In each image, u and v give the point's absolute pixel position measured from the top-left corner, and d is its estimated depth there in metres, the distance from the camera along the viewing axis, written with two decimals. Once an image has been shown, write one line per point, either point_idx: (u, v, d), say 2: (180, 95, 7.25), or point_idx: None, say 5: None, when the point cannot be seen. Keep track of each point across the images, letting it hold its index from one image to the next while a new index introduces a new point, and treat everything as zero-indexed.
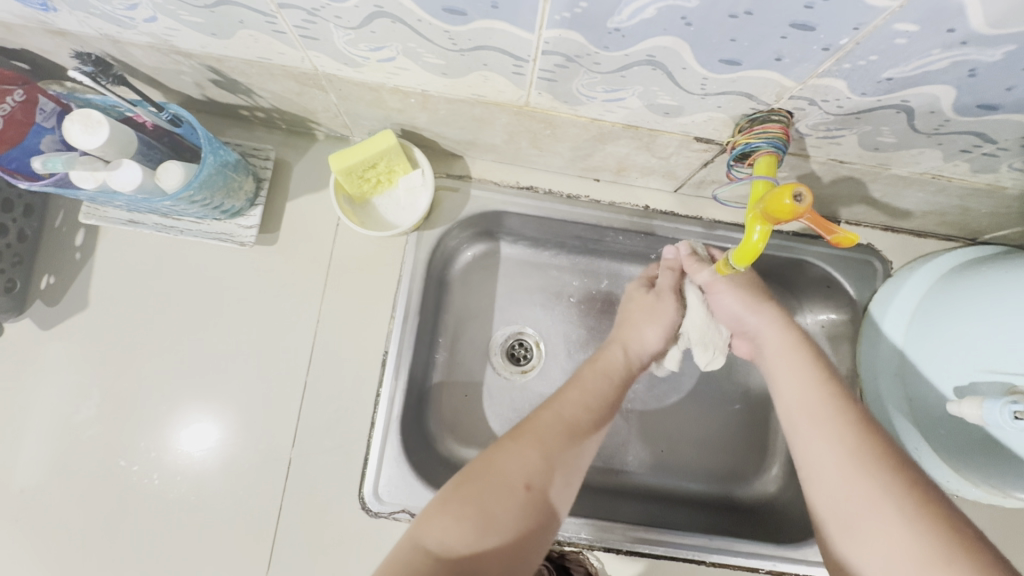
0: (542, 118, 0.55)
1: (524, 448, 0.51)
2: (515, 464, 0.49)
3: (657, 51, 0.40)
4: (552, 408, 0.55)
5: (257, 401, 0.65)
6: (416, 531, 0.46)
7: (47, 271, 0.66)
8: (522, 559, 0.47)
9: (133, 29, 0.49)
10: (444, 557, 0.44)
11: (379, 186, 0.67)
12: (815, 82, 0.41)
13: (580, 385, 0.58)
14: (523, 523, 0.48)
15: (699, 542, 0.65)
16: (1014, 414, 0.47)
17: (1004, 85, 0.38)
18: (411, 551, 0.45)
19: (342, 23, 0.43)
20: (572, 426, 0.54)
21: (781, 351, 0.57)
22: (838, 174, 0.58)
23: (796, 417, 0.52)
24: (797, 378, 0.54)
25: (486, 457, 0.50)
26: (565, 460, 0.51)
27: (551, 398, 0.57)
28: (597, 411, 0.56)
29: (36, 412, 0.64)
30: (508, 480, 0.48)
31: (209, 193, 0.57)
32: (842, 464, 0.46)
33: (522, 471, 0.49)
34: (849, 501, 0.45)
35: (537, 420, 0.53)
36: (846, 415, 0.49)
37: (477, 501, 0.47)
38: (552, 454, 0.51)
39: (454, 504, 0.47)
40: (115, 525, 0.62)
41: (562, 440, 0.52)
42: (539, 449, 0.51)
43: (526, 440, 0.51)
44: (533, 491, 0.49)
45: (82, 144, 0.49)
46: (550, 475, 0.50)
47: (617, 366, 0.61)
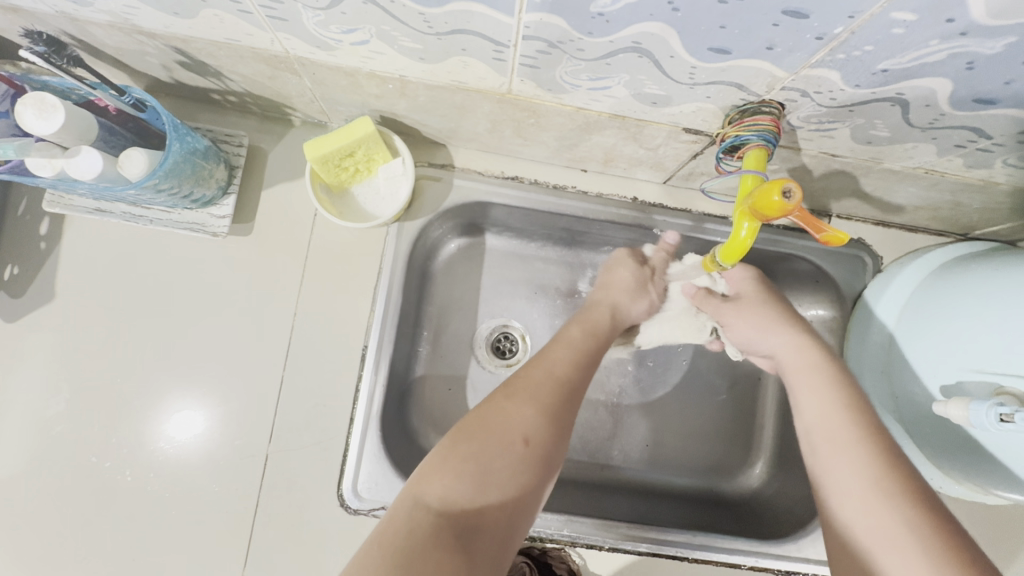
0: (526, 106, 0.53)
1: (520, 404, 0.49)
2: (513, 418, 0.48)
3: (643, 38, 0.38)
4: (544, 365, 0.53)
5: (233, 397, 0.63)
6: (414, 489, 0.44)
7: (11, 262, 0.64)
8: (521, 517, 0.46)
9: (90, 6, 0.46)
10: (445, 513, 0.42)
11: (358, 175, 0.64)
12: (808, 72, 0.39)
13: (566, 343, 0.57)
14: (522, 478, 0.46)
15: (683, 538, 0.65)
16: (1000, 417, 0.46)
17: (1003, 79, 0.37)
18: (410, 507, 0.42)
19: (310, 3, 0.40)
20: (562, 381, 0.52)
21: (801, 369, 0.55)
22: (829, 168, 0.56)
23: (818, 440, 0.49)
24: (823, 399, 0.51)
25: (484, 412, 0.49)
26: (560, 416, 0.50)
27: (542, 353, 0.55)
28: (583, 366, 0.55)
29: (4, 407, 0.62)
30: (505, 433, 0.47)
31: (177, 181, 0.54)
32: (858, 489, 0.44)
33: (522, 425, 0.48)
34: (870, 527, 0.42)
35: (530, 375, 0.52)
36: (868, 439, 0.47)
37: (475, 457, 0.45)
38: (549, 409, 0.50)
39: (453, 460, 0.45)
40: (87, 522, 0.60)
41: (555, 394, 0.51)
42: (535, 404, 0.50)
43: (521, 395, 0.50)
44: (531, 446, 0.47)
45: (35, 130, 0.46)
46: (548, 429, 0.49)
47: (600, 325, 0.61)
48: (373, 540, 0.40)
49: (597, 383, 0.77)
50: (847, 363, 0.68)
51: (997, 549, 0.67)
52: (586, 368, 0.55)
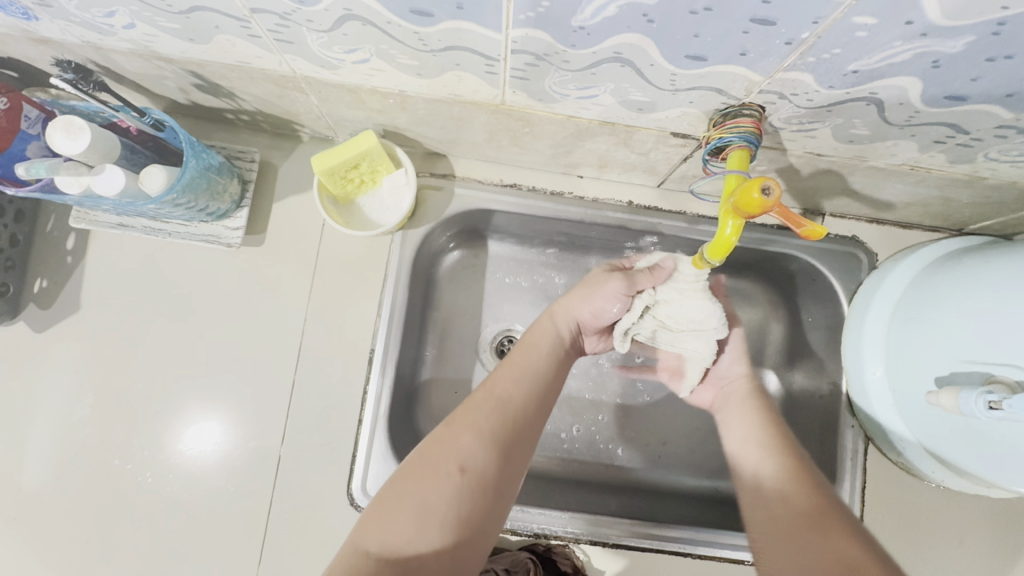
0: (519, 116, 0.56)
1: (455, 433, 0.48)
2: (449, 449, 0.47)
3: (624, 48, 0.41)
4: (485, 390, 0.53)
5: (248, 403, 0.66)
6: (354, 536, 0.43)
7: (39, 275, 0.67)
8: (468, 546, 0.44)
9: (114, 35, 0.50)
10: (384, 556, 0.41)
11: (363, 186, 0.67)
12: (782, 76, 0.41)
13: (512, 364, 0.56)
14: (464, 508, 0.44)
15: (687, 534, 0.66)
16: (988, 404, 0.46)
17: (969, 76, 0.38)
18: (350, 557, 0.41)
19: (314, 27, 0.44)
20: (508, 403, 0.52)
21: (741, 400, 0.61)
22: (816, 167, 0.58)
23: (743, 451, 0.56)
24: (752, 425, 0.57)
25: (422, 448, 0.48)
26: (505, 441, 0.49)
27: (488, 380, 0.55)
28: (536, 385, 0.55)
29: (36, 413, 0.65)
30: (440, 464, 0.46)
31: (193, 196, 0.58)
32: (797, 487, 0.49)
33: (459, 454, 0.47)
34: (813, 513, 0.46)
35: (470, 405, 0.51)
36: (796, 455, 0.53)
37: (412, 495, 0.44)
38: (489, 435, 0.49)
39: (391, 501, 0.44)
40: (109, 524, 0.63)
41: (496, 421, 0.50)
42: (474, 433, 0.48)
43: (458, 425, 0.49)
44: (469, 474, 0.46)
45: (64, 151, 0.49)
46: (488, 457, 0.47)
47: (546, 338, 0.60)
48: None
49: (600, 384, 0.78)
50: (845, 358, 0.69)
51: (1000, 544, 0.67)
52: (531, 393, 0.54)
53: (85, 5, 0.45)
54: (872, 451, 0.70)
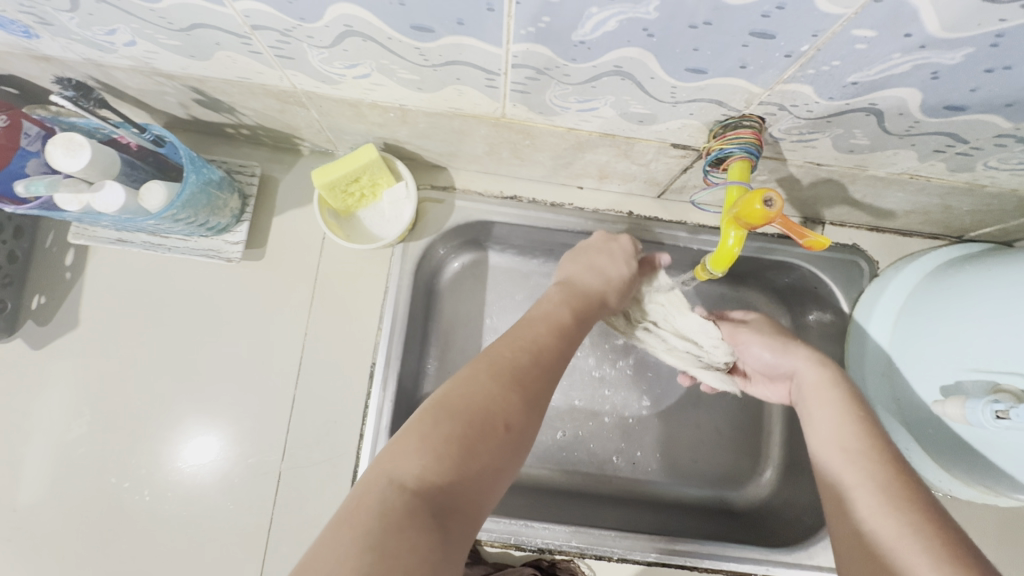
0: (520, 129, 0.56)
1: (501, 384, 0.44)
2: (494, 400, 0.43)
3: (624, 62, 0.41)
4: (526, 346, 0.49)
5: (248, 417, 0.66)
6: (387, 465, 0.37)
7: (38, 292, 0.67)
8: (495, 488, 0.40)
9: (114, 53, 0.50)
10: (422, 492, 0.36)
11: (364, 199, 0.67)
12: (782, 88, 0.42)
13: (548, 324, 0.53)
14: (500, 463, 0.41)
15: (693, 547, 0.65)
16: (996, 413, 0.46)
17: (968, 87, 0.38)
18: (382, 488, 0.36)
19: (315, 43, 0.44)
20: (542, 365, 0.48)
21: (818, 388, 0.56)
22: (816, 176, 0.58)
23: (834, 443, 0.51)
24: (835, 417, 0.52)
25: (464, 388, 0.43)
26: (538, 401, 0.46)
27: (523, 334, 0.51)
28: (562, 341, 0.52)
29: (32, 430, 0.64)
30: (485, 414, 0.41)
31: (193, 212, 0.57)
32: (876, 499, 0.44)
33: (504, 407, 0.43)
34: (852, 494, 0.46)
35: (509, 357, 0.47)
36: (884, 456, 0.48)
37: (459, 436, 0.39)
38: (530, 395, 0.45)
39: (433, 436, 0.39)
40: (109, 543, 0.62)
41: (535, 379, 0.46)
42: (516, 387, 0.45)
43: (503, 376, 0.45)
44: (511, 432, 0.42)
45: (64, 167, 0.49)
46: (527, 415, 0.44)
47: (580, 302, 0.57)
48: (337, 519, 0.34)
49: (604, 396, 0.77)
50: (849, 366, 0.69)
51: (1006, 553, 0.67)
52: (559, 355, 0.51)
53: (86, 24, 0.46)
54: None
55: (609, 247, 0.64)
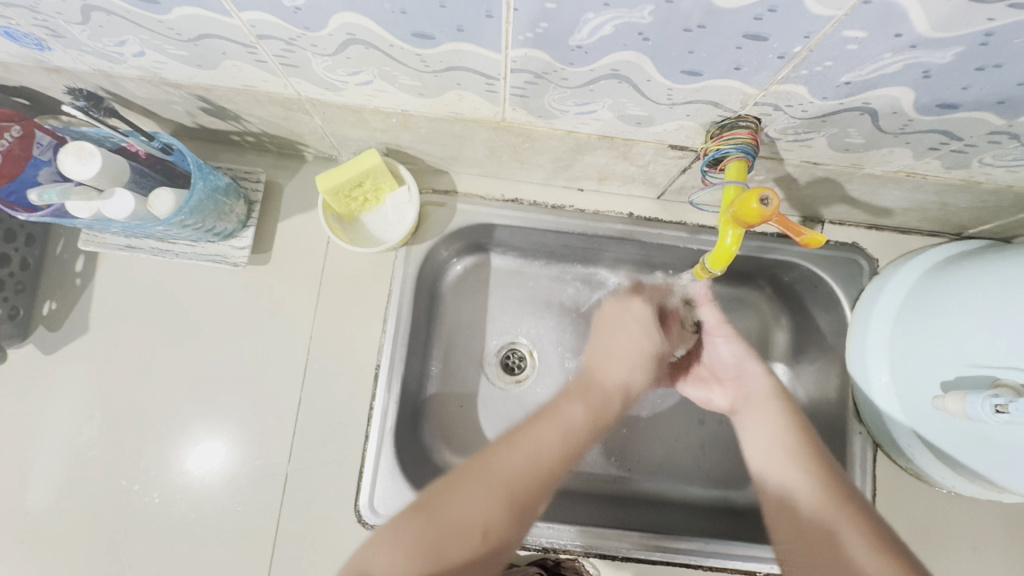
0: (520, 132, 0.57)
1: (477, 488, 0.47)
2: (466, 508, 0.46)
3: (621, 65, 0.42)
4: (521, 445, 0.50)
5: (255, 420, 0.66)
6: (364, 561, 0.45)
7: (48, 298, 0.68)
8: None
9: (123, 63, 0.52)
10: None
11: (367, 204, 0.68)
12: (776, 88, 0.42)
13: (559, 418, 0.53)
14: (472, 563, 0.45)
15: (696, 545, 0.65)
16: (995, 408, 0.46)
17: (960, 85, 0.39)
18: None
19: (318, 51, 0.45)
20: (536, 465, 0.50)
21: (762, 401, 0.61)
22: (814, 175, 0.58)
23: (772, 453, 0.56)
24: (774, 430, 0.58)
25: (439, 493, 0.47)
26: (526, 502, 0.48)
27: (525, 429, 0.52)
28: (571, 445, 0.52)
29: (42, 434, 0.65)
30: (457, 524, 0.45)
31: (201, 218, 0.59)
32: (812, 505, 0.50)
33: (475, 514, 0.46)
34: (841, 534, 0.47)
35: (495, 456, 0.50)
36: (818, 464, 0.53)
37: (428, 542, 0.44)
38: (513, 499, 0.47)
39: (404, 538, 0.45)
40: (119, 545, 0.63)
41: (524, 480, 0.48)
42: (495, 492, 0.47)
43: (483, 480, 0.48)
44: (486, 537, 0.46)
45: (75, 175, 0.50)
46: (506, 518, 0.47)
47: (598, 398, 0.57)
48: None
49: None
50: (850, 363, 0.69)
51: (1010, 549, 0.67)
52: (567, 451, 0.52)
53: (97, 35, 0.47)
54: (880, 457, 0.70)
55: (622, 320, 0.65)
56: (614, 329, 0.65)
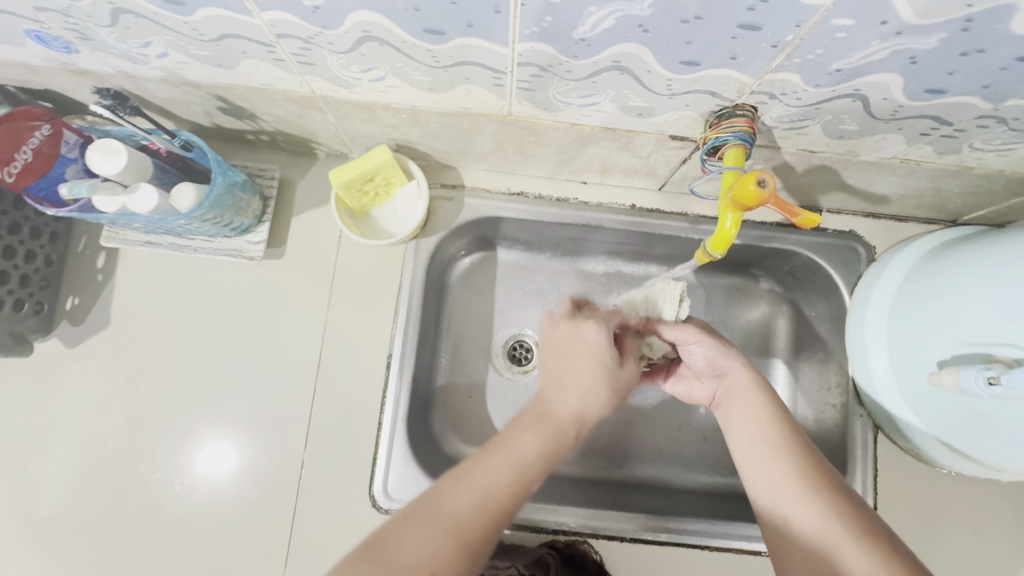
0: (525, 126, 0.59)
1: (427, 529, 0.42)
2: (415, 552, 0.41)
3: (622, 57, 0.44)
4: (471, 482, 0.45)
5: (271, 409, 0.68)
6: None
7: (71, 293, 0.70)
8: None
9: (147, 64, 0.54)
10: None
11: (378, 198, 0.70)
12: (771, 77, 0.44)
13: (513, 452, 0.47)
14: None
15: (702, 527, 0.67)
16: (988, 379, 0.48)
17: (946, 70, 0.41)
18: None
19: (334, 49, 0.47)
20: (486, 508, 0.44)
21: (744, 393, 0.60)
22: (810, 163, 0.60)
23: (756, 444, 0.56)
24: (757, 419, 0.57)
25: (384, 536, 0.42)
26: (476, 545, 0.42)
27: (471, 467, 0.46)
28: (521, 481, 0.46)
29: (66, 425, 0.68)
30: (407, 570, 0.40)
31: (220, 212, 0.61)
32: (796, 495, 0.50)
33: (425, 556, 0.41)
34: (838, 549, 0.45)
35: (445, 491, 0.44)
36: (798, 452, 0.53)
37: None
38: (464, 542, 0.42)
39: None
40: (142, 530, 0.65)
41: (469, 520, 0.43)
42: (445, 534, 0.42)
43: (433, 521, 0.42)
44: None
45: (102, 171, 0.52)
46: (458, 563, 0.41)
47: (553, 432, 0.50)
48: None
49: None
50: (849, 349, 0.71)
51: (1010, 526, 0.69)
52: (515, 491, 0.46)
53: (124, 37, 0.49)
54: (881, 439, 0.72)
55: (577, 346, 0.56)
56: (554, 343, 0.57)
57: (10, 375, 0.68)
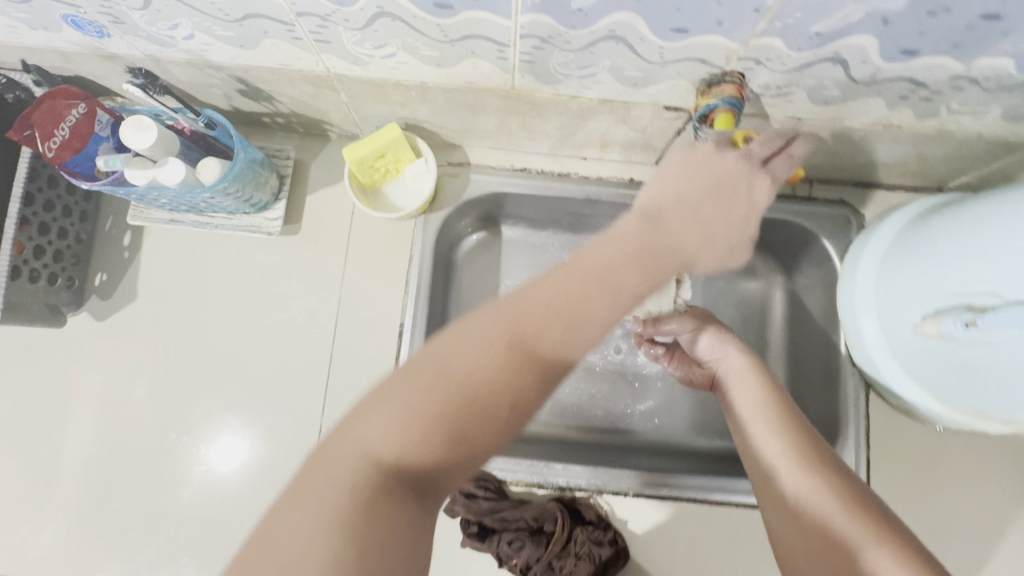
0: (528, 99, 0.62)
1: (493, 339, 0.39)
2: (478, 365, 0.38)
3: (617, 26, 0.47)
4: (546, 295, 0.41)
5: (290, 376, 0.72)
6: (357, 439, 0.36)
7: (100, 270, 0.74)
8: (469, 466, 0.38)
9: (173, 47, 0.58)
10: (398, 462, 0.36)
11: (388, 175, 0.74)
12: (756, 42, 0.48)
13: (597, 263, 0.44)
14: (486, 428, 0.38)
15: (700, 482, 0.70)
16: (965, 323, 0.52)
17: (917, 31, 0.44)
18: (361, 464, 0.35)
19: (349, 25, 0.51)
20: (564, 319, 0.41)
21: (740, 377, 0.64)
22: (798, 131, 0.64)
23: (753, 423, 0.59)
24: (754, 401, 0.60)
25: (441, 349, 0.39)
26: (550, 359, 0.40)
27: (546, 281, 0.42)
28: (611, 293, 0.43)
29: (97, 393, 0.71)
30: (467, 385, 0.38)
31: (241, 186, 0.65)
32: (790, 470, 0.53)
33: (490, 368, 0.38)
34: (831, 521, 0.48)
35: (516, 305, 0.41)
36: (793, 431, 0.56)
37: (430, 408, 0.37)
38: (537, 356, 0.40)
39: (399, 403, 0.37)
40: (171, 490, 0.69)
41: (546, 331, 0.40)
42: (513, 346, 0.39)
43: (501, 331, 0.39)
44: (504, 398, 0.38)
45: (135, 145, 0.56)
46: (529, 374, 0.39)
47: (655, 247, 0.46)
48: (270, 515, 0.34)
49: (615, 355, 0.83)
50: (841, 312, 0.74)
51: (998, 479, 0.72)
52: (603, 299, 0.42)
53: (154, 20, 0.53)
54: (872, 399, 0.75)
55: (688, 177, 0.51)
56: (684, 159, 0.53)
57: (44, 346, 0.72)
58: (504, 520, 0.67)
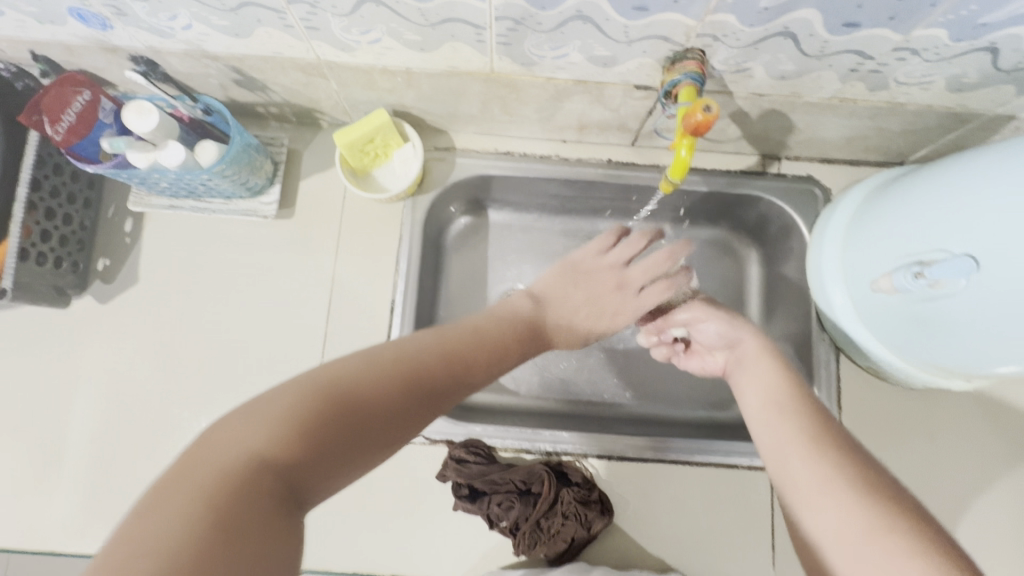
0: (506, 82, 0.66)
1: (370, 366, 0.45)
2: (359, 381, 0.43)
3: (583, 6, 0.51)
4: (416, 344, 0.50)
5: (286, 352, 0.75)
6: (232, 440, 0.35)
7: (103, 255, 0.77)
8: (335, 477, 0.38)
9: (172, 38, 0.62)
10: (274, 460, 0.35)
11: (377, 160, 0.78)
12: (711, 18, 0.52)
13: (464, 330, 0.56)
14: (360, 435, 0.40)
15: (681, 444, 0.73)
16: (915, 274, 0.55)
17: (855, 4, 0.49)
18: (233, 463, 0.33)
19: (337, 12, 0.55)
20: (434, 361, 0.49)
21: (755, 358, 0.63)
22: (761, 107, 0.68)
23: (767, 408, 0.57)
24: (768, 381, 0.59)
25: (324, 369, 0.43)
26: (421, 390, 0.47)
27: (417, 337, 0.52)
28: (473, 351, 0.54)
29: (100, 371, 0.74)
30: (350, 394, 0.41)
31: (238, 168, 0.68)
32: (802, 449, 0.50)
33: (370, 384, 0.43)
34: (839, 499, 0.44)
35: (391, 348, 0.48)
36: (808, 413, 0.54)
37: (316, 410, 0.39)
38: (411, 385, 0.46)
39: (283, 409, 0.38)
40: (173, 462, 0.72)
41: (416, 370, 0.48)
42: (395, 373, 0.46)
43: (381, 362, 0.46)
44: (379, 409, 0.42)
45: (137, 129, 0.60)
46: (399, 395, 0.44)
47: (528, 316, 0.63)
48: (134, 511, 0.30)
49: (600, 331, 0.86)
50: (811, 279, 0.78)
51: (963, 434, 0.75)
52: (463, 355, 0.53)
53: (154, 11, 0.57)
54: (843, 363, 0.79)
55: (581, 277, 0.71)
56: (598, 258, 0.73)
57: (49, 328, 0.75)
58: (493, 483, 0.69)
